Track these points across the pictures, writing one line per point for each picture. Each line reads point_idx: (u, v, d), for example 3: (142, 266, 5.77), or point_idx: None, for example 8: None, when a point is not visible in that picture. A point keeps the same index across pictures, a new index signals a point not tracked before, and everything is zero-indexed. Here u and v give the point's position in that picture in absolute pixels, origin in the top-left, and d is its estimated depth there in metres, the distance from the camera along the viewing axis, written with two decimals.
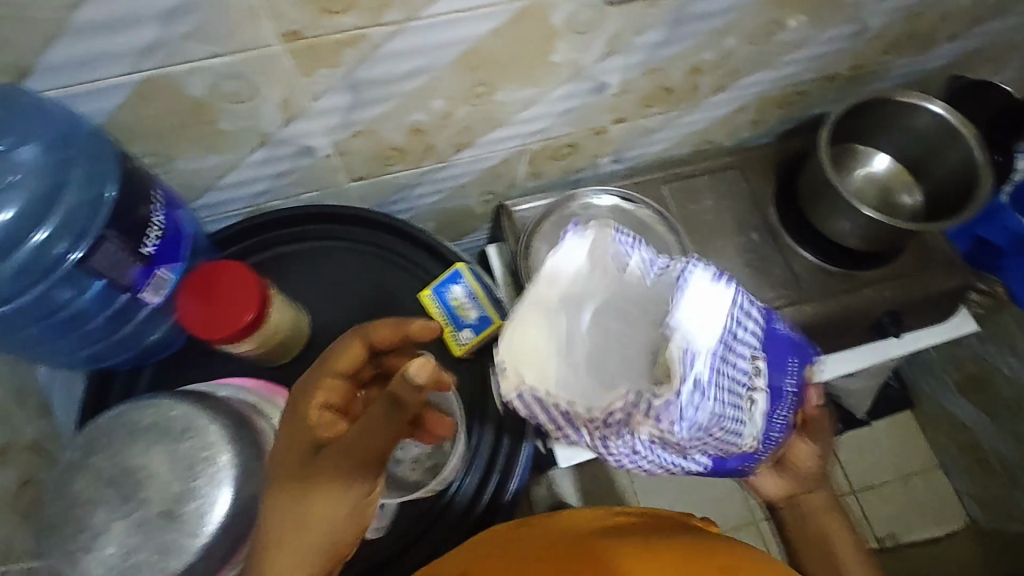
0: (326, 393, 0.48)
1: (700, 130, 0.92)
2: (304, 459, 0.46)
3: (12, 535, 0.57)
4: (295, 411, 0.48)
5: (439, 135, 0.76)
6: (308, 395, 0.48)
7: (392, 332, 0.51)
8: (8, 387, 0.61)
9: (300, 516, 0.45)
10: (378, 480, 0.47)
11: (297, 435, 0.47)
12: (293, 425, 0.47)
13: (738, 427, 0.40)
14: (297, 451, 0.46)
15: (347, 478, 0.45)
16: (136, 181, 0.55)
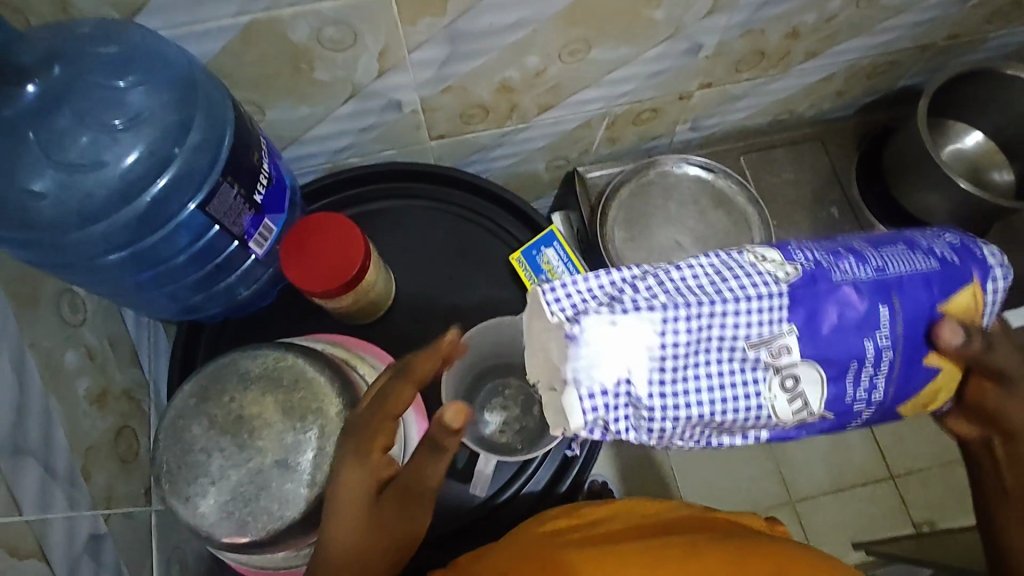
0: (388, 430, 0.46)
1: (782, 99, 0.88)
2: (358, 505, 0.44)
3: (113, 480, 0.57)
4: (348, 451, 0.45)
5: (526, 95, 0.73)
6: (369, 442, 0.45)
7: (432, 364, 0.46)
8: (100, 333, 0.60)
9: (351, 560, 0.44)
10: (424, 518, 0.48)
11: (350, 480, 0.44)
12: (345, 470, 0.44)
13: (726, 399, 0.41)
14: (353, 499, 0.44)
15: (412, 520, 0.46)
16: (247, 129, 0.54)
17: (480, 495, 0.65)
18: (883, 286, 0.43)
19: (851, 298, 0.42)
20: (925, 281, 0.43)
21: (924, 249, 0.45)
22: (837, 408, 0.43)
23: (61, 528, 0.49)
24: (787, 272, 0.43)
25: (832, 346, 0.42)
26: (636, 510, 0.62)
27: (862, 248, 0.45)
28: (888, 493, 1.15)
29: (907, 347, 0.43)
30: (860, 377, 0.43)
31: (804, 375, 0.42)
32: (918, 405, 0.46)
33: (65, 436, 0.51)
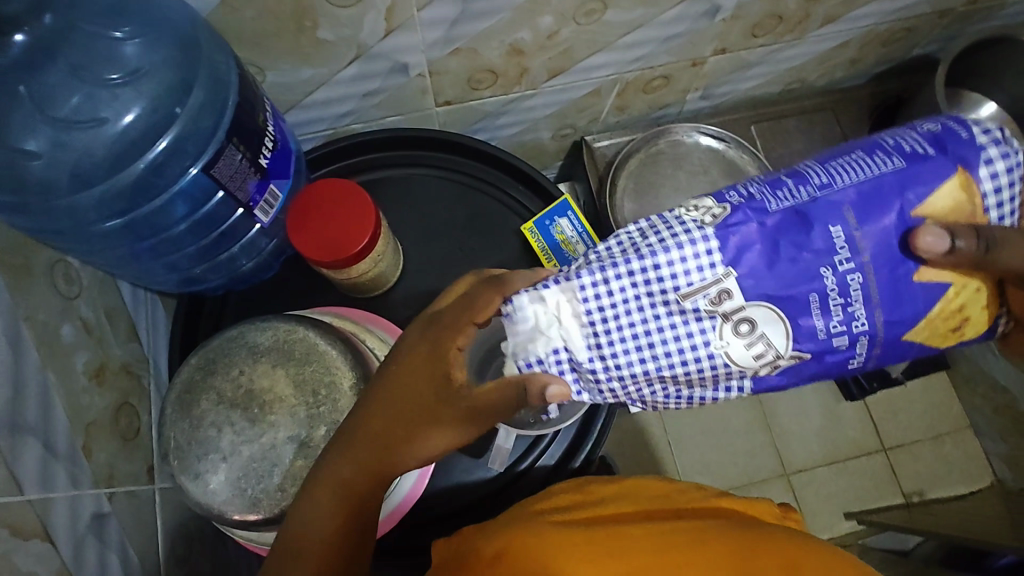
0: (468, 333, 0.45)
1: (796, 66, 0.85)
2: (416, 394, 0.44)
3: (114, 459, 0.54)
4: (424, 344, 0.45)
5: (536, 59, 0.68)
6: (447, 338, 0.45)
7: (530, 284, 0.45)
8: (95, 306, 0.57)
9: (381, 455, 0.44)
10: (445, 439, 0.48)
11: (415, 367, 0.45)
12: (414, 357, 0.45)
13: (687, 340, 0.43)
14: (415, 387, 0.44)
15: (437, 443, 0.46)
16: (252, 89, 0.51)
17: (496, 470, 0.64)
18: (834, 203, 0.43)
19: (797, 225, 0.43)
20: (892, 193, 0.43)
21: (900, 152, 0.44)
22: (812, 345, 0.44)
23: (65, 508, 0.47)
24: (715, 213, 0.44)
25: (783, 280, 0.43)
26: (645, 489, 0.59)
27: (808, 170, 0.45)
28: (877, 466, 1.13)
29: (880, 267, 0.43)
30: (828, 309, 0.43)
31: (758, 317, 0.43)
32: (936, 334, 0.45)
33: (65, 413, 0.49)
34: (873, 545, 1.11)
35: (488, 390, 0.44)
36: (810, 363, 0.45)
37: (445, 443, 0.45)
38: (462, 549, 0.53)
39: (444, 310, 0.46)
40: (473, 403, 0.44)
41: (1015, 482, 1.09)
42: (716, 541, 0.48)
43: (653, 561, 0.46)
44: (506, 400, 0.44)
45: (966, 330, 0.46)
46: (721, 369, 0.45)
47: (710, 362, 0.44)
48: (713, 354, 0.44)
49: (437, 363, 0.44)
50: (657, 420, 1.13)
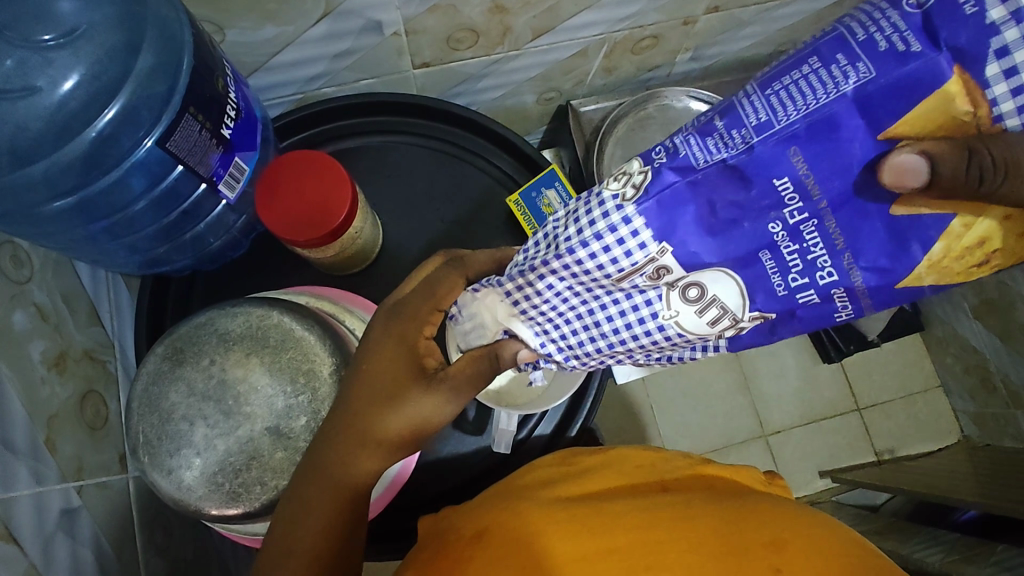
0: (436, 320, 0.47)
1: (789, 26, 0.81)
2: (392, 383, 0.43)
3: (82, 450, 0.52)
4: (390, 332, 0.45)
5: (520, 17, 0.63)
6: (416, 326, 0.45)
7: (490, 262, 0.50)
8: (50, 289, 0.53)
9: (356, 445, 0.43)
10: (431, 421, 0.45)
11: (386, 356, 0.44)
12: (384, 348, 0.44)
13: (636, 321, 0.42)
14: (387, 376, 0.44)
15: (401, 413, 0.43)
16: (209, 52, 0.46)
17: (504, 451, 0.62)
18: (776, 150, 0.33)
19: (735, 182, 0.35)
20: (854, 123, 0.32)
21: (869, 55, 0.31)
22: (775, 305, 0.39)
23: (30, 507, 0.44)
24: (636, 181, 0.36)
25: (727, 245, 0.37)
26: (631, 459, 0.56)
27: (743, 101, 0.34)
28: (851, 426, 1.16)
29: (843, 209, 0.34)
30: (786, 267, 0.37)
31: (707, 281, 0.39)
32: (949, 274, 0.35)
33: (24, 406, 0.46)
34: (845, 501, 1.13)
35: (463, 365, 0.46)
36: (783, 323, 0.40)
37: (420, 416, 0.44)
38: (440, 527, 0.51)
39: (406, 299, 0.47)
40: (455, 384, 0.45)
41: (980, 438, 1.12)
42: (702, 516, 0.45)
43: (635, 540, 0.44)
44: (481, 375, 0.46)
45: (998, 259, 0.34)
46: (675, 336, 0.42)
47: (663, 331, 0.42)
48: (670, 328, 0.42)
49: (409, 354, 0.44)
50: (639, 386, 1.13)
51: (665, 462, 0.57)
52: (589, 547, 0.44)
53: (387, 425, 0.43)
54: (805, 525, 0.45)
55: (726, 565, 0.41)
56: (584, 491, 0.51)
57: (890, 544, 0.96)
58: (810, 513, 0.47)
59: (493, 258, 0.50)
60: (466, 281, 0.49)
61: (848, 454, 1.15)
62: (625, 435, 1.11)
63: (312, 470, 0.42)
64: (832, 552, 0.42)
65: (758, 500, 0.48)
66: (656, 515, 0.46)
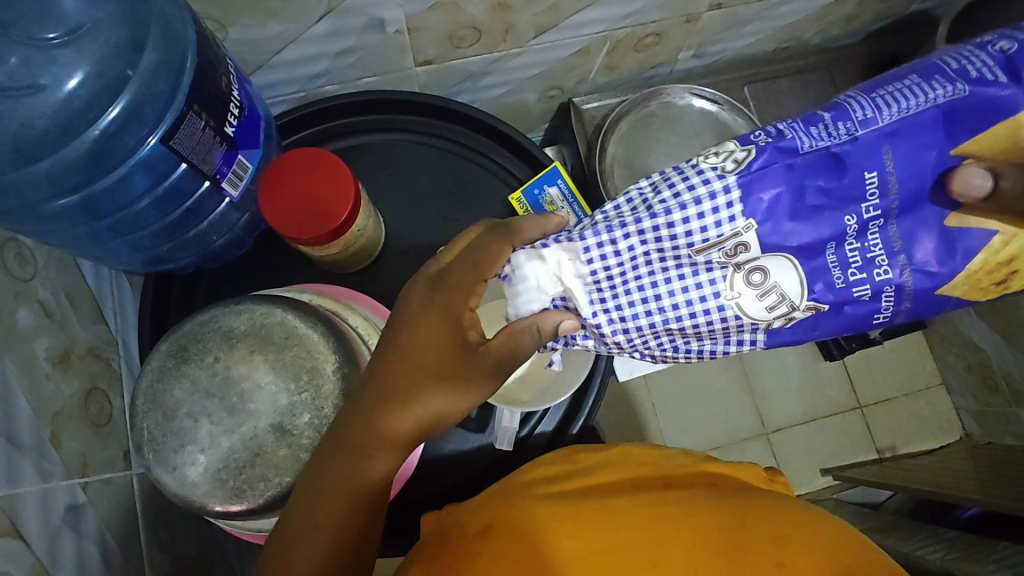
0: (481, 291, 0.44)
1: (792, 24, 0.81)
2: (435, 359, 0.43)
3: (86, 446, 0.52)
4: (434, 305, 0.43)
5: (522, 15, 0.63)
6: (462, 297, 0.43)
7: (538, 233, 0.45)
8: (54, 287, 0.53)
9: (367, 440, 0.42)
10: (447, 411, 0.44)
11: (430, 327, 0.43)
12: (427, 320, 0.43)
13: (699, 300, 0.45)
14: (430, 352, 0.43)
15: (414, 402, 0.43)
16: (211, 50, 0.46)
17: (507, 448, 0.62)
18: (874, 143, 0.41)
19: (830, 167, 0.41)
20: (936, 132, 0.40)
21: (964, 78, 0.40)
22: (830, 296, 0.44)
23: (35, 503, 0.44)
24: (738, 158, 0.43)
25: (807, 230, 0.43)
26: (634, 457, 0.57)
27: (851, 102, 0.42)
28: (853, 423, 1.16)
29: (908, 205, 0.41)
30: (846, 262, 0.43)
31: (772, 267, 0.44)
32: (975, 288, 0.43)
33: (28, 403, 0.46)
34: (846, 499, 1.14)
35: (504, 340, 0.43)
36: (823, 320, 0.45)
37: (434, 407, 0.43)
38: (445, 522, 0.52)
39: (451, 266, 0.44)
40: (494, 360, 0.43)
41: (982, 436, 1.11)
42: (707, 511, 0.46)
43: (640, 536, 0.44)
44: (522, 351, 0.44)
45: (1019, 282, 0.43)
46: (731, 320, 0.46)
47: (720, 313, 0.46)
48: (728, 308, 0.45)
49: (453, 326, 0.43)
50: (641, 384, 1.13)
51: (669, 459, 0.57)
52: (596, 543, 0.44)
53: (399, 423, 0.43)
54: (808, 520, 0.45)
55: (730, 560, 0.42)
56: (589, 488, 0.51)
57: (891, 541, 0.97)
58: (816, 510, 0.48)
59: (544, 226, 0.46)
60: (514, 248, 0.45)
61: (850, 451, 1.15)
62: (627, 432, 1.11)
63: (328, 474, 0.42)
64: (835, 547, 0.42)
65: (765, 496, 0.48)
66: (662, 511, 0.46)
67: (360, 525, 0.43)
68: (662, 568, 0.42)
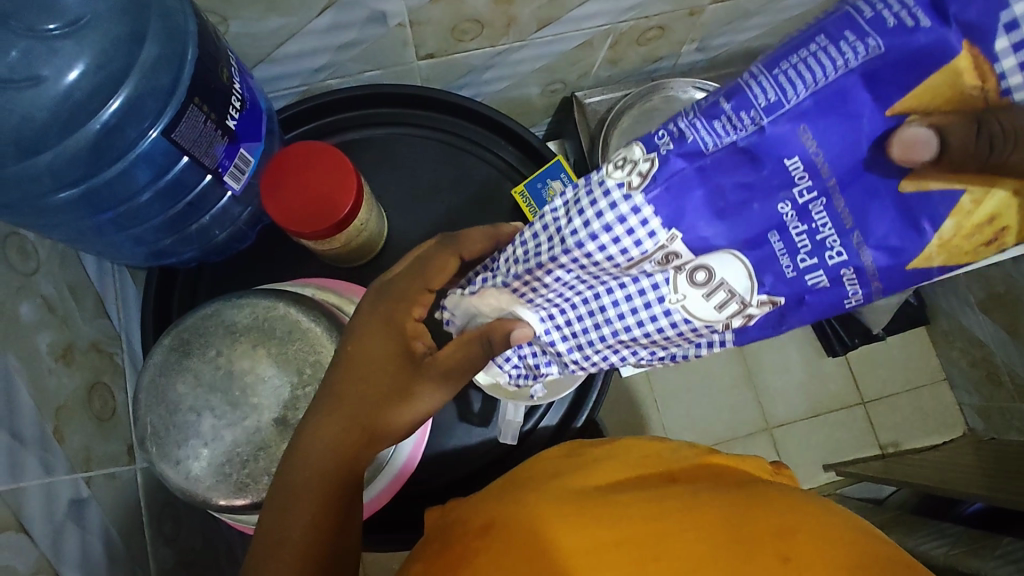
0: (426, 301, 0.47)
1: (797, 16, 0.80)
2: (385, 363, 0.44)
3: (90, 440, 0.52)
4: (378, 314, 0.45)
5: (524, 8, 0.62)
6: (406, 306, 0.45)
7: (486, 246, 0.48)
8: (57, 281, 0.53)
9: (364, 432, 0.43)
10: (415, 408, 0.44)
11: (378, 333, 0.45)
12: (373, 328, 0.45)
13: (640, 309, 0.42)
14: (379, 357, 0.44)
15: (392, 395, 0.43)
16: (212, 42, 0.46)
17: (510, 442, 0.63)
18: (787, 129, 0.32)
19: (745, 164, 0.34)
20: (863, 97, 0.31)
21: (878, 31, 0.30)
22: (785, 289, 0.38)
23: (38, 496, 0.44)
24: (642, 169, 0.35)
25: (738, 228, 0.36)
26: (638, 450, 0.56)
27: (750, 81, 0.33)
28: (856, 419, 1.15)
29: (852, 187, 0.33)
30: (795, 249, 0.36)
31: (714, 264, 0.38)
32: (958, 254, 0.34)
33: (31, 397, 0.46)
34: (849, 494, 1.13)
35: (454, 350, 0.45)
36: (791, 313, 0.39)
37: (419, 404, 0.44)
38: (449, 519, 0.52)
39: (395, 280, 0.47)
40: (442, 368, 0.44)
41: (986, 431, 1.11)
42: (711, 505, 0.45)
43: (643, 529, 0.44)
44: (472, 358, 0.45)
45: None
46: (682, 324, 0.41)
47: (669, 318, 0.41)
48: (676, 313, 0.41)
49: (396, 332, 0.45)
50: (644, 379, 1.13)
51: (672, 453, 0.56)
52: (599, 537, 0.44)
53: (400, 418, 0.44)
54: (815, 513, 0.45)
55: (734, 554, 0.41)
56: (589, 481, 0.51)
57: (894, 537, 0.96)
58: (823, 504, 0.47)
59: (493, 238, 0.49)
60: (459, 259, 0.48)
61: (852, 446, 1.15)
62: (628, 427, 1.11)
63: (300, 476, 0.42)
64: (841, 540, 0.42)
65: (766, 489, 0.48)
66: (664, 505, 0.46)
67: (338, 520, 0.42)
68: (663, 563, 0.42)
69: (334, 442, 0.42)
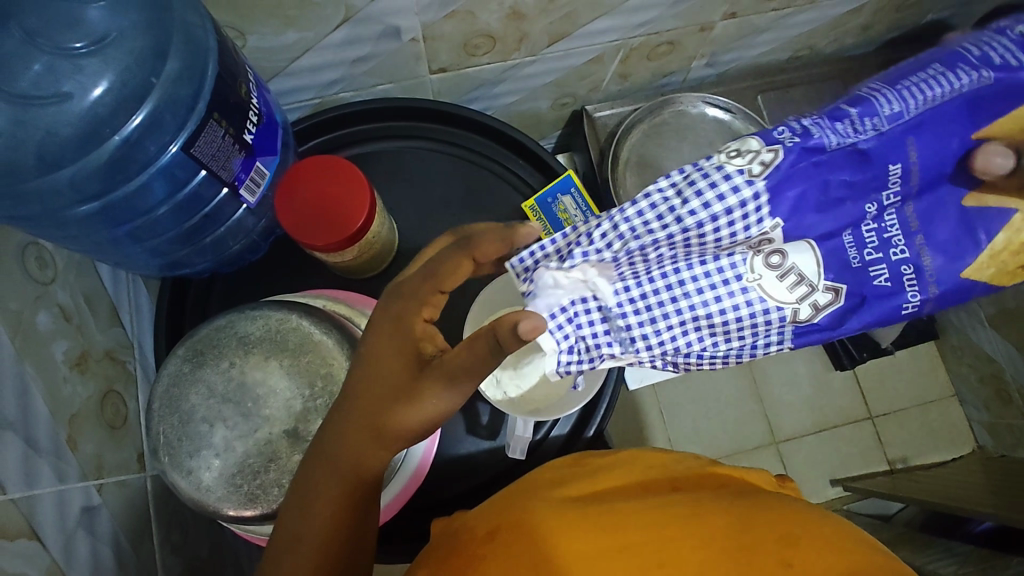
0: (436, 303, 0.45)
1: (806, 32, 0.81)
2: (397, 366, 0.43)
3: (102, 448, 0.52)
4: (390, 316, 0.44)
5: (537, 24, 0.63)
6: (413, 308, 0.44)
7: (500, 245, 0.45)
8: (73, 290, 0.54)
9: (379, 436, 0.43)
10: (425, 411, 0.43)
11: (387, 338, 0.44)
12: (384, 330, 0.44)
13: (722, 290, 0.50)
14: (391, 359, 0.43)
15: (406, 396, 0.43)
16: (230, 59, 0.47)
17: (519, 457, 0.62)
18: (900, 137, 0.46)
19: (857, 163, 0.47)
20: (931, 127, 0.46)
21: (984, 67, 0.45)
22: (848, 277, 0.49)
23: (51, 504, 0.45)
24: (765, 159, 0.46)
25: (831, 219, 0.48)
26: (642, 459, 0.55)
27: (878, 96, 0.47)
28: (864, 434, 1.14)
29: (916, 200, 0.48)
30: (863, 243, 0.49)
31: (791, 250, 0.49)
32: (1004, 270, 0.48)
33: (47, 406, 0.46)
34: (857, 510, 1.12)
35: (458, 351, 0.42)
36: (851, 311, 0.50)
37: (431, 408, 0.43)
38: (453, 526, 0.52)
39: (409, 279, 0.46)
40: (448, 370, 0.42)
41: (995, 448, 1.10)
42: (714, 513, 0.45)
43: (647, 538, 0.44)
44: (480, 358, 0.42)
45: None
46: (757, 304, 0.50)
47: (747, 298, 0.50)
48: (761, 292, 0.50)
49: (406, 335, 0.44)
50: (650, 392, 1.13)
51: (681, 461, 0.55)
52: (603, 544, 0.44)
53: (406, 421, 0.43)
54: (816, 522, 0.44)
55: (736, 560, 0.41)
56: (595, 489, 0.51)
57: (904, 554, 0.95)
58: (829, 516, 0.47)
59: (506, 241, 0.46)
60: (474, 262, 0.45)
61: (860, 462, 1.14)
62: (635, 441, 1.11)
63: (309, 484, 0.42)
64: (846, 547, 0.42)
65: (764, 497, 0.48)
66: (671, 513, 0.45)
67: (346, 538, 0.42)
68: (668, 569, 0.42)
69: (350, 439, 0.43)
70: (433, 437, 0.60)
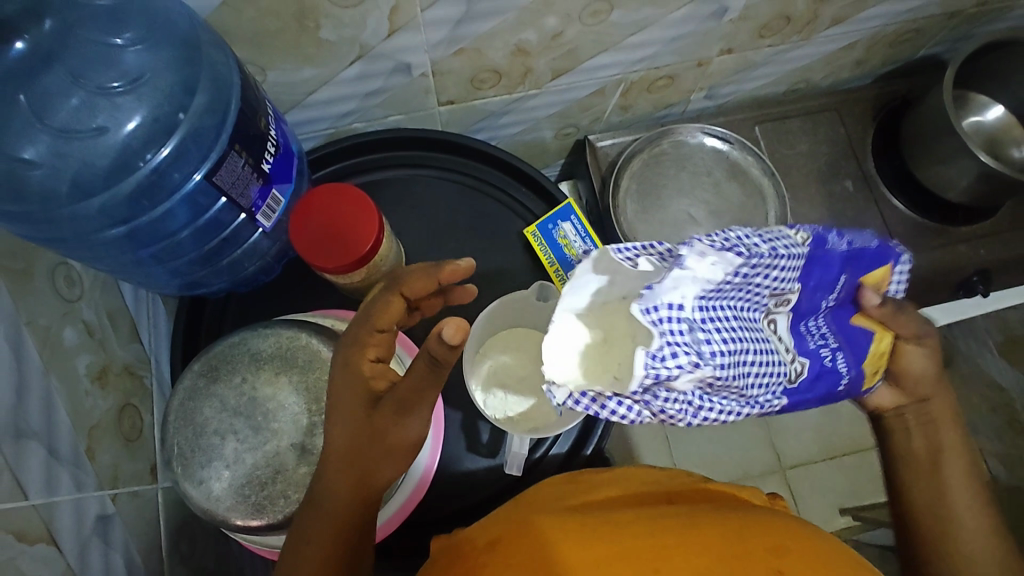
0: (377, 342, 0.47)
1: (802, 67, 0.85)
2: (355, 403, 0.45)
3: (118, 459, 0.55)
4: (338, 364, 0.46)
5: (541, 59, 0.67)
6: (357, 350, 0.46)
7: (429, 283, 0.50)
8: (97, 307, 0.57)
9: (357, 464, 0.45)
10: (392, 435, 0.45)
11: (338, 385, 0.46)
12: (336, 379, 0.46)
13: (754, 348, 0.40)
14: (348, 395, 0.45)
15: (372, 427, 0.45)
16: (252, 94, 0.50)
17: (516, 473, 0.63)
18: (840, 258, 0.45)
19: (821, 265, 0.44)
20: (860, 256, 0.47)
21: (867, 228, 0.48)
22: (811, 363, 0.45)
23: (69, 512, 0.47)
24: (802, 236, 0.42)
25: (802, 305, 0.45)
26: (637, 476, 0.56)
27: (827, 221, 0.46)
28: (874, 462, 1.14)
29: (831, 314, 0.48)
30: (812, 334, 0.46)
31: (781, 321, 0.45)
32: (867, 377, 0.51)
33: (69, 418, 0.49)
34: None
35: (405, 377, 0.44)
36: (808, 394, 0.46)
37: (402, 434, 0.45)
38: (454, 541, 0.53)
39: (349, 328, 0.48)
40: (398, 397, 0.44)
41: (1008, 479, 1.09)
42: (707, 528, 0.46)
43: (643, 546, 0.44)
44: (425, 378, 0.44)
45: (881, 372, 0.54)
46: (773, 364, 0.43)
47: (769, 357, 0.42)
48: (769, 355, 0.41)
49: (357, 378, 0.45)
50: None
51: (676, 477, 0.57)
52: (600, 553, 0.44)
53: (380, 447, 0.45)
54: (803, 539, 0.46)
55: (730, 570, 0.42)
56: (591, 503, 0.52)
57: None
58: (822, 535, 0.47)
59: (431, 273, 0.50)
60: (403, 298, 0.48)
61: (870, 491, 1.13)
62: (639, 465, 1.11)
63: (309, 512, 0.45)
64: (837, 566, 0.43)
65: (755, 513, 0.49)
66: (665, 527, 0.46)
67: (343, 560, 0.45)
68: None
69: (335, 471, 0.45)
70: (433, 455, 0.62)
